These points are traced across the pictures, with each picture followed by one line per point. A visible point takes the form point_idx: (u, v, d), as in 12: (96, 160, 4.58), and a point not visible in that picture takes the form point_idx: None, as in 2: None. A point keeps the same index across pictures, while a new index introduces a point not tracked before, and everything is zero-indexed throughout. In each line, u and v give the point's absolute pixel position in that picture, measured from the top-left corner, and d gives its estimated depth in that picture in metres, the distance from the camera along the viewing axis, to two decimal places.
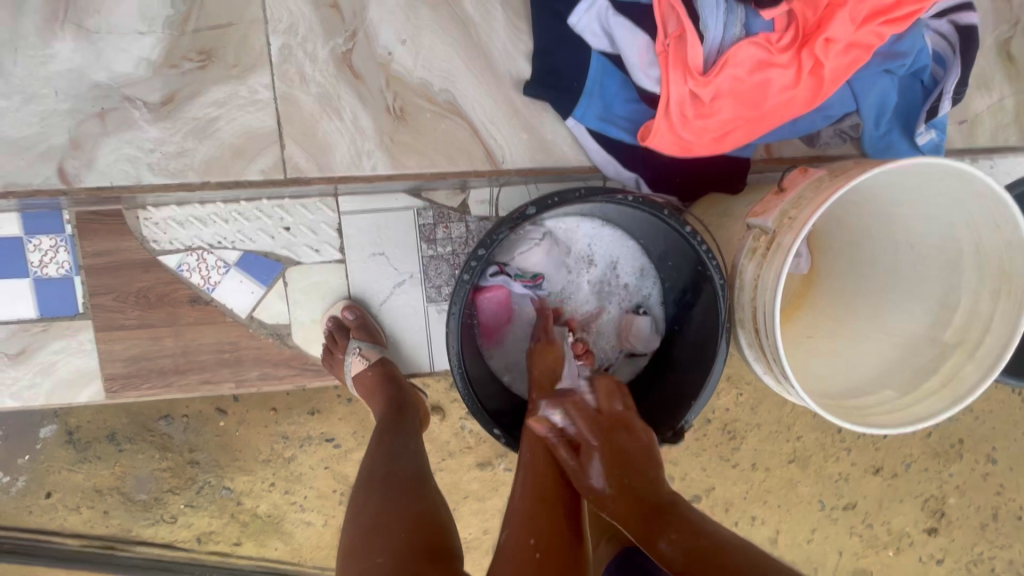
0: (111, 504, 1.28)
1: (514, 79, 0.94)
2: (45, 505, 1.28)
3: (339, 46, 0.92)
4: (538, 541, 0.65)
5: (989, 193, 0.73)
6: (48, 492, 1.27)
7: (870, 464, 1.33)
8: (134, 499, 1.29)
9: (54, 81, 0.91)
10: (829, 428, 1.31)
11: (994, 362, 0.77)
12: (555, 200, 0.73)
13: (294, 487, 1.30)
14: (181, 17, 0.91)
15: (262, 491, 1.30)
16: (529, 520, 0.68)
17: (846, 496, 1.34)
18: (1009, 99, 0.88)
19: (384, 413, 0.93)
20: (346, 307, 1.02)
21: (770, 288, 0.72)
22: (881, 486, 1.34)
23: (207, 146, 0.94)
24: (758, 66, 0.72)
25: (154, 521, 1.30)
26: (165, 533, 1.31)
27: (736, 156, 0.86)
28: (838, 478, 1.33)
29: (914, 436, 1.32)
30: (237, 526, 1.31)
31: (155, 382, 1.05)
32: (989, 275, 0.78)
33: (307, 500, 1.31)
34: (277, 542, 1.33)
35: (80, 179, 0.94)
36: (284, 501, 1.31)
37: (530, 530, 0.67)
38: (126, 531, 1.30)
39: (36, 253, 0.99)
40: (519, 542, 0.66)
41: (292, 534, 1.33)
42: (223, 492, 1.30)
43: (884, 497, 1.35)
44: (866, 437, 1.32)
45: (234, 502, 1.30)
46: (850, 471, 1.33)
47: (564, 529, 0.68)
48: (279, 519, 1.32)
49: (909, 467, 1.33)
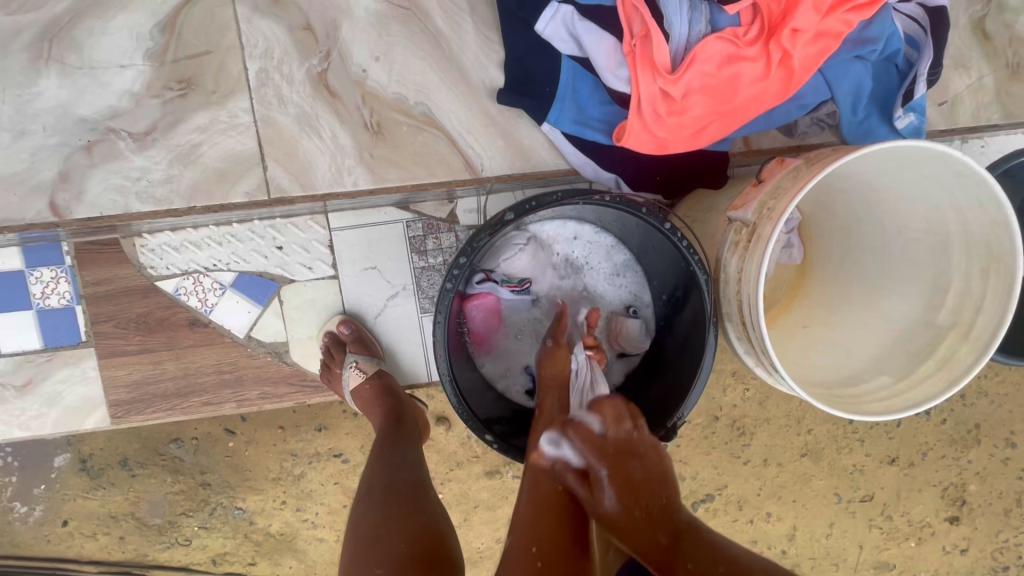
0: (126, 529, 1.30)
1: (489, 88, 0.95)
2: (62, 533, 1.30)
3: (315, 67, 0.94)
4: (540, 550, 0.67)
5: (969, 172, 0.72)
6: (64, 520, 1.29)
7: (885, 454, 1.31)
8: (149, 523, 1.30)
9: (42, 117, 0.94)
10: (839, 419, 1.29)
11: (988, 342, 0.76)
12: (532, 204, 0.74)
13: (305, 503, 1.31)
14: (160, 47, 0.93)
15: (274, 509, 1.31)
16: (534, 528, 0.69)
17: (862, 488, 1.32)
18: (988, 77, 0.87)
19: (383, 423, 0.94)
20: (342, 322, 1.03)
21: (752, 278, 0.72)
22: (898, 476, 1.32)
23: (192, 172, 0.97)
24: (726, 60, 0.73)
25: (169, 544, 1.31)
26: (181, 556, 1.32)
27: (714, 150, 0.87)
28: (853, 470, 1.31)
29: (928, 424, 1.30)
30: (251, 545, 1.32)
31: (159, 406, 1.07)
32: (978, 255, 0.77)
33: (318, 516, 1.32)
34: (292, 560, 1.34)
35: (71, 211, 0.97)
36: (296, 518, 1.32)
37: (532, 538, 0.68)
38: (143, 555, 1.31)
39: (38, 285, 1.01)
40: (521, 548, 0.68)
41: (305, 552, 1.34)
42: (236, 512, 1.31)
43: (902, 487, 1.32)
44: (879, 427, 1.30)
45: (247, 522, 1.31)
46: (864, 462, 1.31)
47: (567, 540, 0.68)
48: (292, 537, 1.33)
49: (926, 455, 1.31)
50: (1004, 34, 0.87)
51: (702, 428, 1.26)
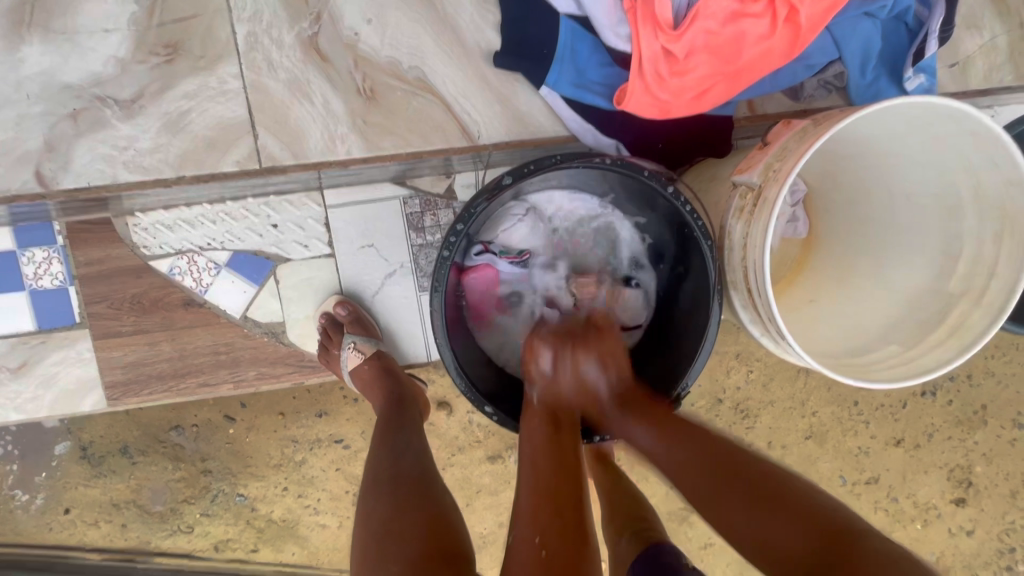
0: (128, 516, 1.29)
1: (484, 51, 0.92)
2: (64, 521, 1.29)
3: (305, 30, 0.92)
4: (545, 541, 0.60)
5: (983, 129, 0.69)
6: (66, 507, 1.28)
7: (891, 436, 1.29)
8: (151, 511, 1.29)
9: (26, 85, 0.91)
10: (844, 400, 1.27)
11: (1001, 307, 0.73)
12: (530, 168, 0.72)
13: (307, 490, 1.30)
14: (146, 11, 0.91)
15: (275, 496, 1.30)
16: (539, 517, 0.62)
17: (868, 470, 1.31)
18: (1001, 37, 0.84)
19: (384, 408, 0.92)
20: (338, 302, 1.01)
21: (758, 243, 0.70)
22: (904, 458, 1.30)
23: (180, 140, 0.94)
24: (730, 17, 0.70)
25: (171, 531, 1.30)
26: (183, 543, 1.31)
27: (717, 115, 0.84)
28: (858, 452, 1.30)
29: (934, 405, 1.28)
30: (253, 532, 1.31)
31: (155, 388, 1.05)
32: (991, 217, 0.75)
33: (320, 502, 1.31)
34: (294, 547, 1.33)
35: (58, 181, 0.95)
36: (297, 505, 1.31)
37: (536, 529, 0.61)
38: (145, 543, 1.31)
39: (30, 265, 1.00)
40: (526, 543, 0.60)
41: (307, 538, 1.33)
42: (238, 498, 1.30)
43: (907, 469, 1.30)
44: (884, 408, 1.28)
45: (249, 508, 1.31)
46: (870, 444, 1.29)
47: (576, 528, 0.62)
48: (294, 523, 1.32)
49: (931, 437, 1.29)
50: None
51: (706, 411, 1.25)
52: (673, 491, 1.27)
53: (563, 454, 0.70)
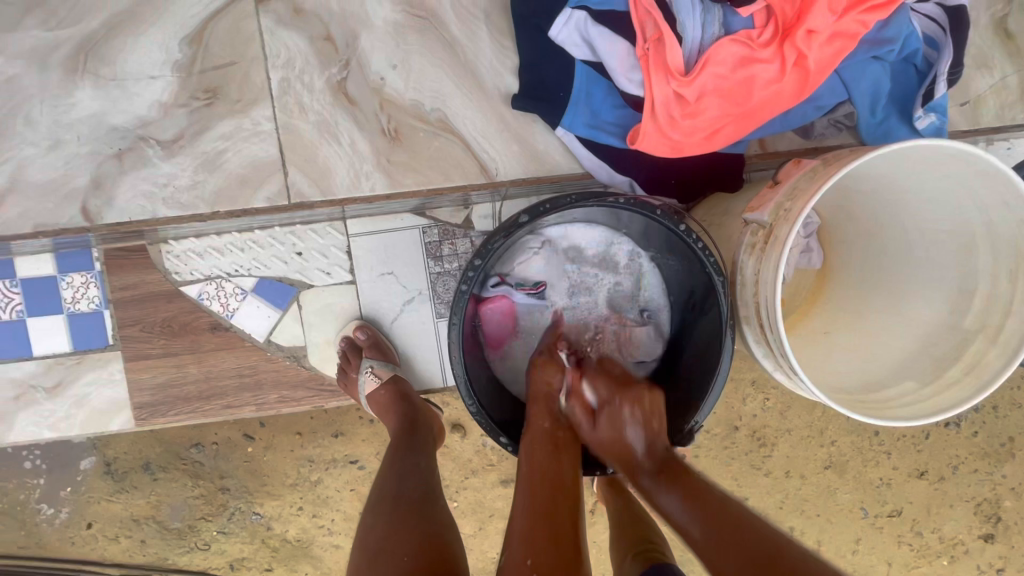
0: (147, 532, 1.32)
1: (504, 94, 0.96)
2: (86, 535, 1.32)
3: (335, 75, 0.97)
4: (535, 561, 0.61)
5: (997, 173, 0.70)
6: (89, 522, 1.32)
7: (914, 467, 1.27)
8: (169, 527, 1.32)
9: (76, 127, 0.98)
10: (863, 430, 1.26)
11: (1018, 346, 0.73)
12: (546, 207, 0.75)
13: (321, 510, 1.33)
14: (188, 59, 0.97)
15: (291, 515, 1.33)
16: (529, 538, 0.64)
17: (890, 503, 1.28)
18: (1012, 77, 0.85)
19: (396, 431, 0.94)
20: (357, 327, 1.05)
21: (770, 281, 0.71)
22: (928, 490, 1.27)
23: (216, 178, 1.00)
24: (740, 63, 0.73)
25: (189, 548, 1.33)
26: (200, 560, 1.34)
27: (729, 152, 0.86)
28: (880, 484, 1.27)
29: (959, 436, 1.25)
30: (268, 550, 1.34)
31: (180, 408, 1.09)
32: (1006, 256, 0.75)
33: (334, 523, 1.33)
34: (308, 567, 1.35)
35: (102, 216, 1.01)
36: (312, 524, 1.33)
37: (528, 550, 0.62)
38: (164, 559, 1.34)
39: (69, 290, 1.05)
40: (517, 562, 0.62)
41: (321, 559, 1.35)
42: (254, 517, 1.33)
43: (931, 502, 1.27)
44: (905, 438, 1.26)
45: (264, 527, 1.33)
46: (891, 475, 1.27)
47: (567, 549, 0.63)
48: (308, 542, 1.34)
49: (956, 469, 1.26)
50: None
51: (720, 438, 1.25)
52: None
53: (559, 477, 0.72)
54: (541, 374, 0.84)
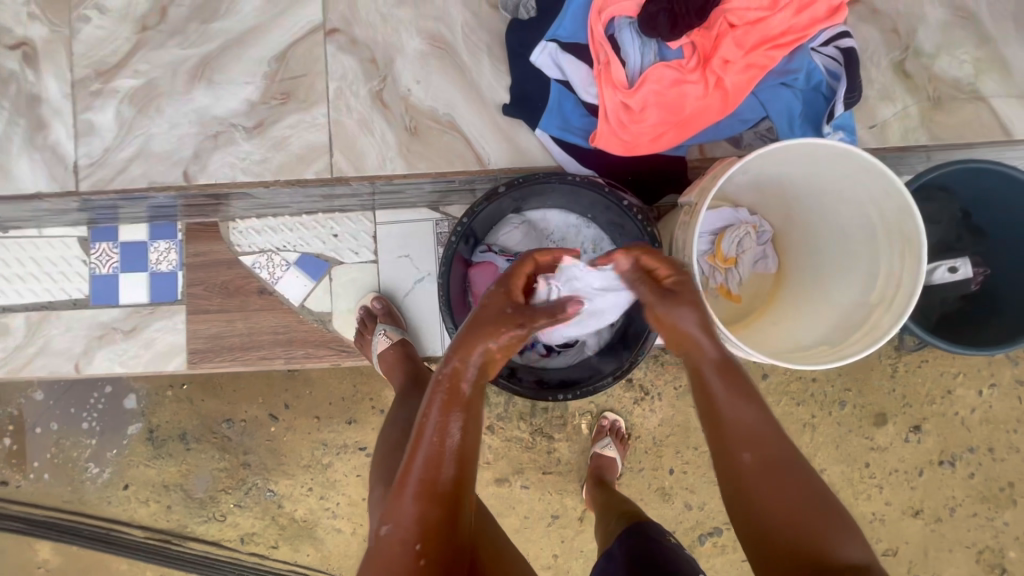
0: (174, 499, 1.51)
1: (495, 104, 1.23)
2: (122, 496, 1.52)
3: (375, 86, 1.25)
4: (424, 549, 0.66)
5: (873, 166, 0.88)
6: (126, 484, 1.52)
7: (909, 506, 1.44)
8: (193, 496, 1.51)
9: (189, 114, 1.28)
10: (855, 462, 1.44)
11: (904, 309, 0.88)
12: (520, 181, 0.99)
13: (328, 493, 1.51)
14: (272, 71, 1.27)
15: (301, 495, 1.51)
16: (421, 521, 0.66)
17: (885, 541, 1.45)
18: (912, 107, 1.10)
19: (403, 383, 1.18)
20: (374, 298, 1.27)
21: (688, 241, 0.92)
22: (925, 530, 1.45)
23: (281, 155, 1.28)
24: (673, 83, 1.02)
25: (207, 518, 1.52)
26: (214, 531, 1.52)
27: (673, 155, 1.09)
28: (874, 519, 1.45)
29: (954, 476, 1.44)
30: (276, 528, 1.52)
31: (225, 356, 1.32)
32: (896, 239, 0.92)
33: (338, 506, 1.51)
34: (309, 548, 1.52)
35: (197, 177, 1.29)
36: (318, 506, 1.51)
37: (419, 536, 0.66)
38: (183, 526, 1.52)
39: (155, 253, 1.32)
40: (405, 546, 0.66)
41: (322, 540, 1.52)
42: (268, 493, 1.51)
43: (930, 545, 1.45)
44: (899, 476, 1.44)
45: (276, 505, 1.51)
46: (885, 511, 1.45)
47: (446, 531, 0.67)
48: (313, 524, 1.52)
49: (954, 511, 1.44)
50: (923, 72, 1.10)
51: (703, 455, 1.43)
52: (680, 529, 1.46)
53: (465, 450, 0.71)
54: (477, 330, 0.78)
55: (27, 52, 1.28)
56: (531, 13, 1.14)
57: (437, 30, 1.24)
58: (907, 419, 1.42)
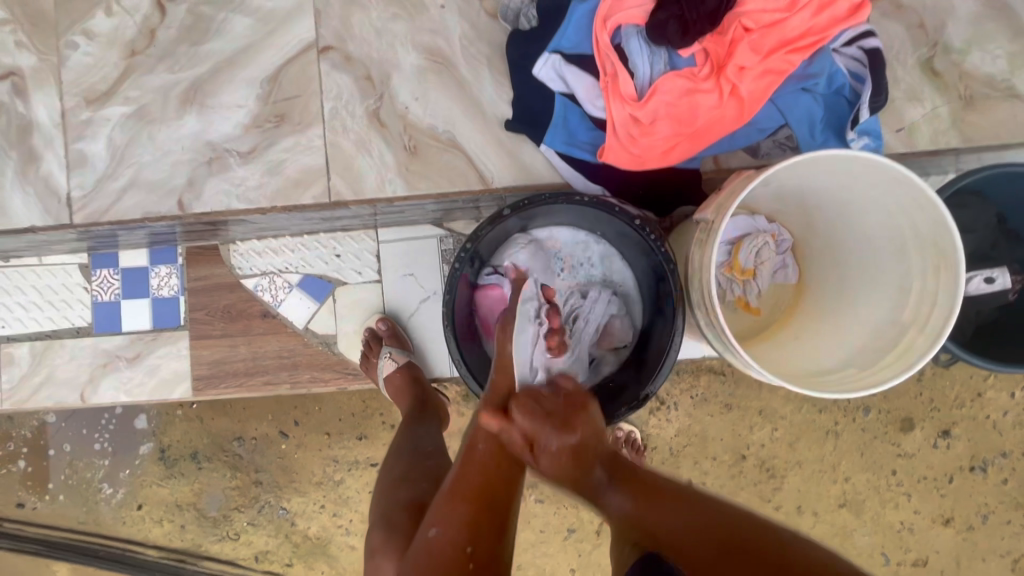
0: (187, 518, 1.50)
1: (499, 119, 1.18)
2: (136, 516, 1.51)
3: (372, 104, 1.21)
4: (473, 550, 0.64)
5: (904, 178, 0.82)
6: (139, 503, 1.50)
7: (939, 514, 1.38)
8: (206, 515, 1.49)
9: (183, 140, 1.25)
10: (881, 470, 1.37)
11: (940, 331, 0.82)
12: (525, 203, 0.95)
13: (342, 509, 1.48)
14: (265, 92, 1.24)
15: (313, 512, 1.48)
16: (461, 519, 0.66)
17: (915, 551, 1.40)
18: (941, 107, 1.04)
19: (409, 411, 1.12)
20: (379, 319, 1.24)
21: (707, 264, 0.86)
22: (956, 539, 1.39)
23: (276, 180, 1.24)
24: (686, 93, 0.97)
25: (220, 536, 1.50)
26: (229, 550, 1.50)
27: (686, 167, 1.04)
28: (902, 528, 1.39)
29: (986, 483, 1.37)
30: (290, 546, 1.50)
31: (230, 382, 1.29)
32: (929, 253, 0.86)
33: (351, 523, 1.48)
34: (324, 565, 1.50)
35: (193, 207, 1.25)
36: (332, 523, 1.48)
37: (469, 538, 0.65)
38: (197, 546, 1.50)
39: (156, 279, 1.30)
40: (450, 544, 0.65)
41: (336, 558, 1.50)
42: (280, 512, 1.49)
43: (963, 554, 1.39)
44: (927, 483, 1.37)
45: (289, 523, 1.49)
46: (915, 521, 1.38)
47: (485, 538, 0.66)
48: (327, 541, 1.49)
49: (987, 519, 1.38)
50: (953, 70, 1.04)
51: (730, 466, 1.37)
52: None
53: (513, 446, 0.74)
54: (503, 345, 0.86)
55: (17, 81, 1.25)
56: (532, 23, 1.10)
57: (434, 43, 1.19)
58: (935, 424, 1.36)
